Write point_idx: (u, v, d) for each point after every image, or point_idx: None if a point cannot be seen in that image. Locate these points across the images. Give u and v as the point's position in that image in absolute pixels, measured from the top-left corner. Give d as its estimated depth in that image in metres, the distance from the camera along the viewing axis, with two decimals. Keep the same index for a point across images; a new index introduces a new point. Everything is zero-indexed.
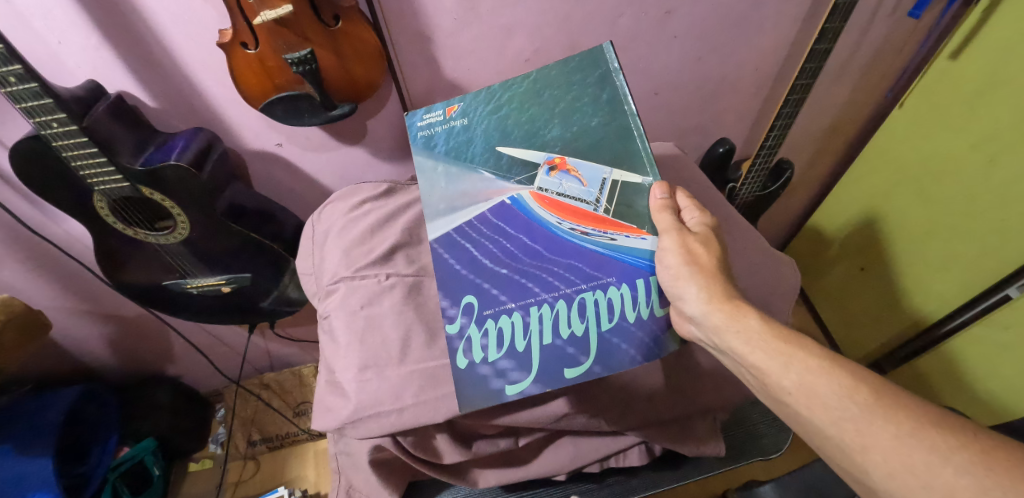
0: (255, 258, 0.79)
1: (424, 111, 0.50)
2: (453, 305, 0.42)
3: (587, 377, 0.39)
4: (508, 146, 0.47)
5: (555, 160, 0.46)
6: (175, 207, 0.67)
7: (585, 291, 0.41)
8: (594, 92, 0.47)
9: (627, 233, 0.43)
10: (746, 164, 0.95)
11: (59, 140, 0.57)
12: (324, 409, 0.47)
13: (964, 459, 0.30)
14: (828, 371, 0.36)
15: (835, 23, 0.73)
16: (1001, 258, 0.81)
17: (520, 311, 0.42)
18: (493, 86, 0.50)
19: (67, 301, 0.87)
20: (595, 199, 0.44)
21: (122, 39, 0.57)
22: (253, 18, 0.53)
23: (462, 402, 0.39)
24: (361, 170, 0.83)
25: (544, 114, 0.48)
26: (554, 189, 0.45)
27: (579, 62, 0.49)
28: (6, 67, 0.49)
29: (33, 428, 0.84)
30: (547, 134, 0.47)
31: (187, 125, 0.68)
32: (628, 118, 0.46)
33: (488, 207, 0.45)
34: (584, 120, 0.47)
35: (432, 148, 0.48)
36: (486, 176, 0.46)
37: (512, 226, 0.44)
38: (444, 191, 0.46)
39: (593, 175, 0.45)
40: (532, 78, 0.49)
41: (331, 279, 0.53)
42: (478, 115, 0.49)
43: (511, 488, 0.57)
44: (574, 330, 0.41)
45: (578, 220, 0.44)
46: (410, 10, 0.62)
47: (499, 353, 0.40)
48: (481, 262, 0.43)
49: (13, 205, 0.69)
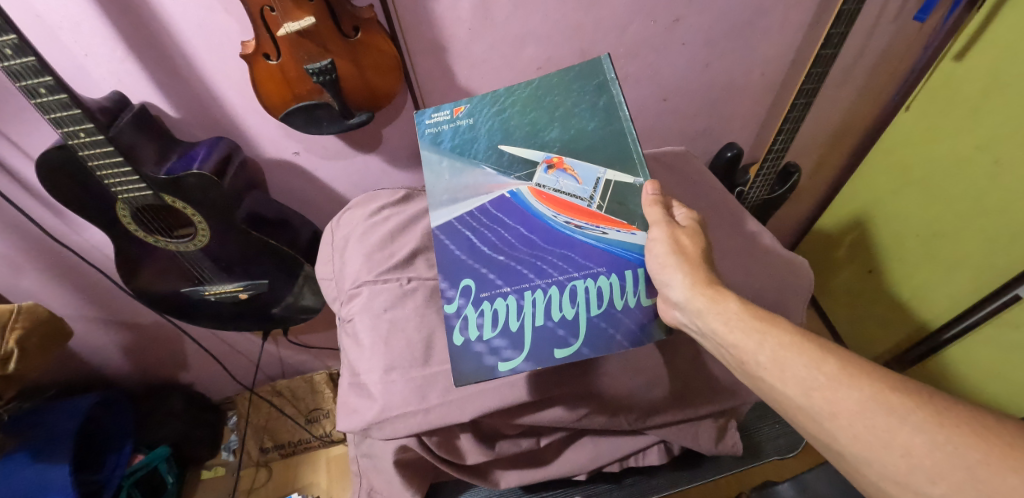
0: (272, 266, 0.80)
1: (432, 110, 0.51)
2: (451, 286, 0.43)
3: (575, 358, 0.39)
4: (510, 145, 0.48)
5: (553, 159, 0.46)
6: (196, 215, 0.68)
7: (577, 279, 0.42)
8: (591, 99, 0.48)
9: (619, 228, 0.43)
10: (753, 168, 0.96)
11: (86, 149, 0.58)
12: (348, 410, 0.48)
13: (920, 420, 0.31)
14: (802, 347, 0.36)
15: (841, 28, 0.74)
16: (1010, 258, 0.81)
17: (514, 294, 0.42)
18: (498, 90, 0.51)
19: (86, 309, 0.88)
20: (590, 196, 0.44)
21: (146, 52, 0.58)
22: (276, 31, 0.54)
23: (457, 378, 0.38)
24: (375, 177, 0.84)
25: (544, 117, 0.48)
26: (551, 186, 0.45)
27: (579, 72, 0.50)
28: (38, 80, 0.51)
29: (51, 436, 0.85)
30: (546, 136, 0.48)
31: (208, 135, 0.70)
32: (622, 123, 0.46)
33: (489, 199, 0.46)
34: (581, 124, 0.47)
35: (438, 144, 0.49)
36: (488, 171, 0.47)
37: (510, 217, 0.45)
38: (448, 183, 0.47)
39: (588, 174, 0.45)
40: (535, 85, 0.51)
41: (353, 283, 0.54)
42: (483, 116, 0.50)
43: (531, 488, 0.58)
44: (565, 313, 0.41)
45: (572, 214, 0.44)
46: (426, 20, 0.64)
47: (493, 332, 0.40)
48: (479, 249, 0.44)
49: (37, 214, 0.71)
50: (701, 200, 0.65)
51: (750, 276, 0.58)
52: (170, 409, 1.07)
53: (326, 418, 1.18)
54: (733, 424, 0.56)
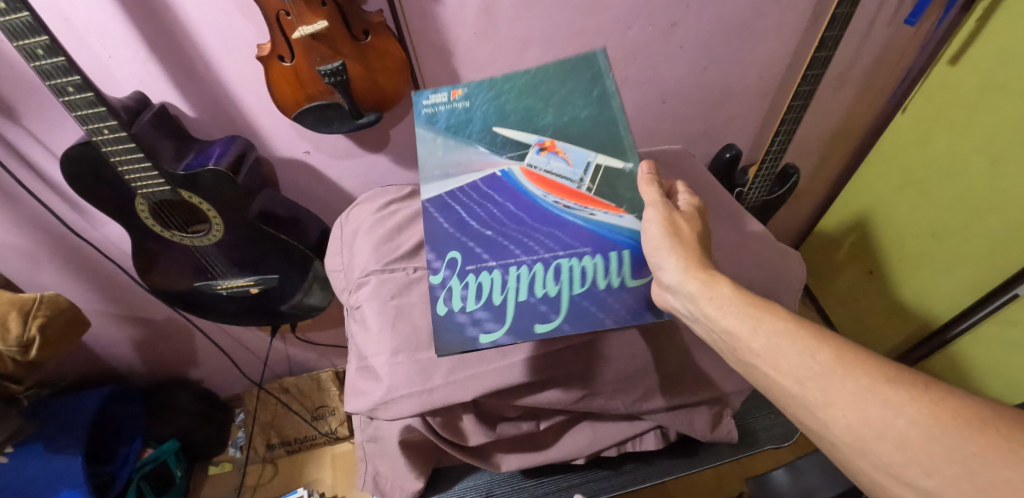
0: (283, 261, 0.82)
1: (430, 92, 0.52)
2: (437, 258, 0.45)
3: (556, 332, 0.42)
4: (505, 127, 0.49)
5: (545, 142, 0.48)
6: (211, 210, 0.71)
7: (562, 257, 0.44)
8: (587, 89, 0.50)
9: (605, 211, 0.46)
10: (752, 169, 0.97)
11: (109, 146, 0.61)
12: (355, 392, 0.50)
13: (915, 411, 0.29)
14: (790, 332, 0.36)
15: (835, 31, 0.76)
16: (1005, 259, 0.82)
17: (500, 269, 0.45)
18: (496, 76, 0.52)
19: (102, 303, 0.91)
20: (579, 178, 0.47)
21: (166, 53, 0.62)
22: (291, 33, 0.57)
23: (439, 346, 0.41)
24: (382, 176, 0.87)
25: (540, 104, 0.50)
26: (542, 167, 0.48)
27: (577, 63, 0.52)
28: (67, 78, 0.54)
29: (66, 427, 0.87)
30: (541, 120, 0.49)
31: (223, 134, 0.73)
32: (614, 113, 0.49)
33: (481, 177, 0.48)
34: (575, 112, 0.49)
35: (433, 123, 0.50)
36: (482, 150, 0.49)
37: (501, 194, 0.47)
38: (441, 160, 0.49)
39: (579, 157, 0.47)
40: (532, 73, 0.52)
41: (361, 273, 0.57)
42: (479, 99, 0.51)
43: (531, 473, 0.60)
44: (548, 290, 0.44)
45: (560, 194, 0.47)
46: (433, 26, 0.67)
47: (476, 304, 0.43)
48: (468, 224, 0.46)
49: (58, 208, 0.74)
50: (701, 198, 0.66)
51: (745, 269, 0.59)
52: (180, 404, 1.09)
53: (332, 415, 1.20)
54: (728, 412, 0.57)
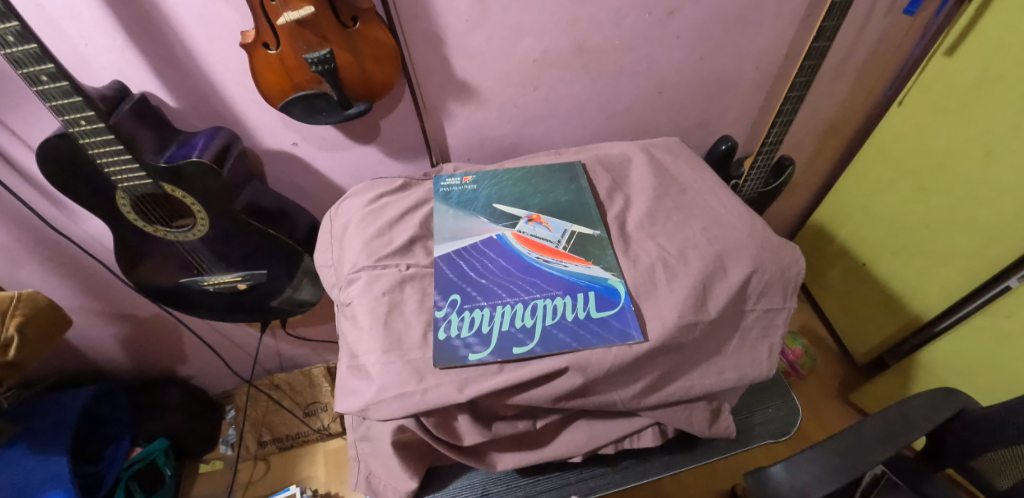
0: (271, 256, 0.80)
1: (446, 177, 0.66)
2: (442, 298, 0.51)
3: (529, 356, 0.46)
4: (501, 204, 0.62)
5: (532, 215, 0.60)
6: (196, 204, 0.68)
7: (539, 298, 0.51)
8: (566, 183, 0.65)
9: (576, 263, 0.54)
10: (748, 161, 0.97)
11: (86, 138, 0.58)
12: (345, 392, 0.48)
13: None
14: None
15: (833, 21, 0.75)
16: (1001, 251, 0.81)
17: (489, 307, 0.50)
18: (498, 169, 0.68)
19: (85, 300, 0.88)
20: (557, 239, 0.57)
21: (145, 41, 0.59)
22: (275, 19, 0.54)
23: (436, 362, 0.45)
24: (373, 168, 0.85)
25: (530, 190, 0.64)
26: (529, 232, 0.58)
27: (560, 167, 0.67)
28: (40, 67, 0.50)
29: (48, 428, 0.85)
30: (530, 200, 0.62)
31: (207, 125, 0.70)
32: (588, 198, 0.62)
33: (479, 239, 0.57)
34: (558, 197, 0.63)
35: (447, 199, 0.63)
36: (483, 220, 0.60)
37: (495, 251, 0.56)
38: (451, 225, 0.59)
39: (558, 226, 0.58)
40: (525, 170, 0.68)
41: (352, 269, 0.55)
42: (485, 183, 0.65)
43: (527, 471, 0.59)
44: (526, 321, 0.49)
45: (542, 251, 0.55)
46: (424, 12, 0.64)
47: (469, 332, 0.48)
48: (468, 274, 0.53)
49: (37, 203, 0.71)
50: (699, 189, 0.65)
51: None
52: (169, 401, 1.07)
53: (323, 412, 1.18)
54: (728, 408, 0.55)
